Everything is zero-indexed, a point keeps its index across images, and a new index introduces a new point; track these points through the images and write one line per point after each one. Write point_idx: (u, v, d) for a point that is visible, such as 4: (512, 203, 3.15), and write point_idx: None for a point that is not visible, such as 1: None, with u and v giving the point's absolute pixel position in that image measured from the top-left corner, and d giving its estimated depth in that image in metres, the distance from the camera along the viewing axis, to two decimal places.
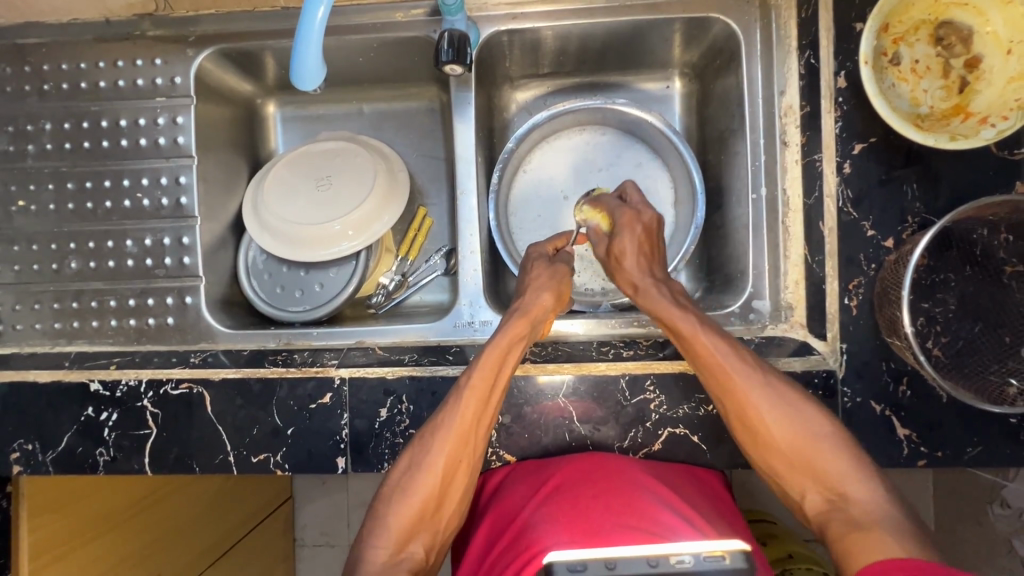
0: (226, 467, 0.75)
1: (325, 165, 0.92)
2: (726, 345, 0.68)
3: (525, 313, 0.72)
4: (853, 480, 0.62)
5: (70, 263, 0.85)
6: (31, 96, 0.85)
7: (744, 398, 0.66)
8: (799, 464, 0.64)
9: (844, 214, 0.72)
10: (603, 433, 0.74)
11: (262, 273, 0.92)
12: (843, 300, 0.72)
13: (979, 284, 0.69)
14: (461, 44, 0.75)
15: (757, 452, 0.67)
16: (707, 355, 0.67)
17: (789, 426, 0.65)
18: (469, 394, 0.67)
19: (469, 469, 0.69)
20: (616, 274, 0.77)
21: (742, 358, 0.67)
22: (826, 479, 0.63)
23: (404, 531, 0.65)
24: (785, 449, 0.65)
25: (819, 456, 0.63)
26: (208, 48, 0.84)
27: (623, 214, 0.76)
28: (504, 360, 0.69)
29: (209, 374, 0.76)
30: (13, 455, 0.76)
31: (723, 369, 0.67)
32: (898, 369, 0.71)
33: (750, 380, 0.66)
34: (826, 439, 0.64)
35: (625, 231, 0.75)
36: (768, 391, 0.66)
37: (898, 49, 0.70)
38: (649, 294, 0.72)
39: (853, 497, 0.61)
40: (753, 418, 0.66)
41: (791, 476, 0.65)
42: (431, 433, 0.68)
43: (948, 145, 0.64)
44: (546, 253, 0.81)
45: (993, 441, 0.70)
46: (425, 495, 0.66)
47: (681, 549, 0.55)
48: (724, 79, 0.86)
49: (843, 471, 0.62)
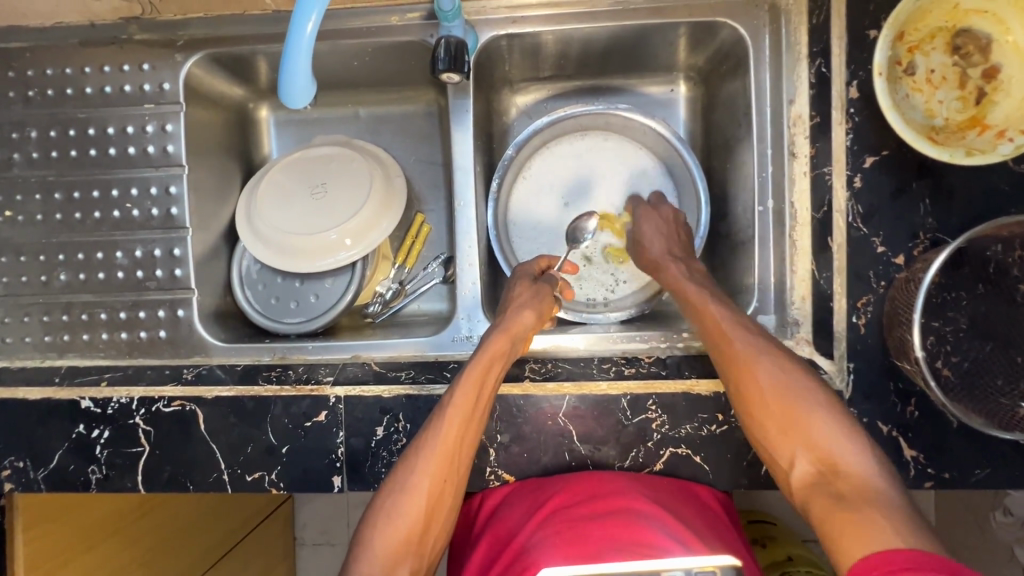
0: (220, 485, 0.73)
1: (319, 171, 0.90)
2: (734, 320, 0.69)
3: (508, 330, 0.71)
4: (844, 448, 0.58)
5: (59, 275, 0.83)
6: (16, 103, 0.83)
7: (743, 366, 0.65)
8: (789, 429, 0.61)
9: (854, 229, 0.70)
10: (604, 452, 0.73)
11: (256, 283, 0.91)
12: (851, 318, 0.71)
13: (990, 303, 0.68)
14: (458, 52, 0.72)
15: (750, 419, 0.64)
16: (714, 321, 0.69)
17: (783, 390, 0.63)
18: (451, 413, 0.66)
19: (454, 489, 0.67)
20: (640, 260, 0.83)
21: (748, 332, 0.67)
22: (816, 447, 0.59)
23: (389, 557, 0.62)
24: (776, 414, 0.62)
25: (807, 422, 0.61)
26: (197, 53, 0.81)
27: (640, 207, 0.86)
28: (486, 378, 0.68)
29: (202, 392, 0.75)
30: (5, 473, 0.74)
31: (723, 330, 0.68)
32: (906, 389, 0.69)
33: (750, 349, 0.66)
34: (819, 405, 0.61)
35: (647, 219, 0.83)
36: (765, 354, 0.65)
37: (913, 58, 0.68)
38: (667, 271, 0.78)
39: (845, 470, 0.57)
40: (751, 385, 0.64)
41: (783, 444, 0.61)
42: (414, 453, 0.66)
43: (964, 160, 0.62)
44: (532, 272, 0.81)
45: (1002, 462, 0.68)
46: (411, 516, 0.64)
47: (674, 564, 0.59)
48: (730, 84, 0.83)
49: (832, 438, 0.59)
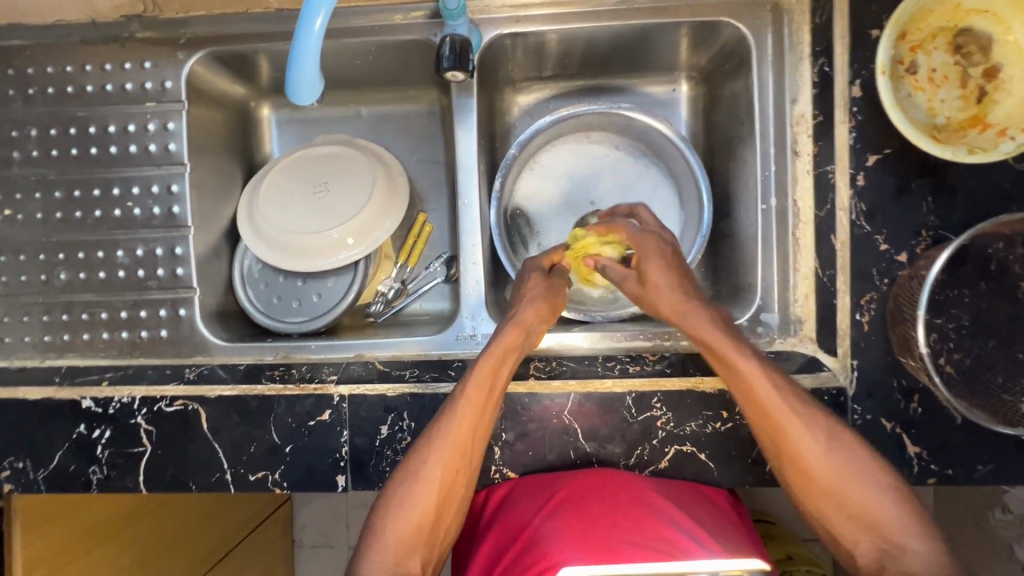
0: (223, 485, 0.73)
1: (322, 171, 0.90)
2: (777, 381, 0.63)
3: (521, 322, 0.71)
4: (907, 529, 0.58)
5: (59, 274, 0.82)
6: (15, 101, 0.82)
7: (795, 441, 0.62)
8: (847, 510, 0.60)
9: (858, 228, 0.70)
10: (609, 450, 0.73)
11: (257, 282, 0.90)
12: (856, 315, 0.71)
13: (992, 300, 0.68)
14: (463, 50, 0.72)
15: (800, 494, 0.63)
16: (761, 393, 0.62)
17: (838, 470, 0.61)
18: (464, 404, 0.66)
19: (465, 482, 0.68)
20: (643, 303, 0.72)
21: (794, 394, 0.63)
22: (883, 531, 0.59)
23: (402, 550, 0.64)
24: (838, 498, 0.60)
25: (878, 507, 0.59)
26: (200, 50, 0.81)
27: (644, 238, 0.73)
28: (498, 370, 0.68)
29: (205, 391, 0.74)
30: (4, 474, 0.74)
31: (769, 407, 0.62)
32: (909, 386, 0.70)
33: (801, 419, 0.62)
34: (878, 487, 0.60)
35: (652, 258, 0.71)
36: (815, 430, 0.61)
37: (915, 57, 0.68)
38: (688, 321, 0.67)
39: (904, 547, 0.58)
40: (808, 464, 0.61)
41: (838, 519, 0.61)
42: (425, 445, 0.67)
43: (966, 159, 0.62)
44: (541, 265, 0.79)
45: (1004, 458, 0.69)
46: (425, 508, 0.65)
47: (700, 567, 0.59)
48: (733, 84, 0.83)
49: (901, 525, 0.58)
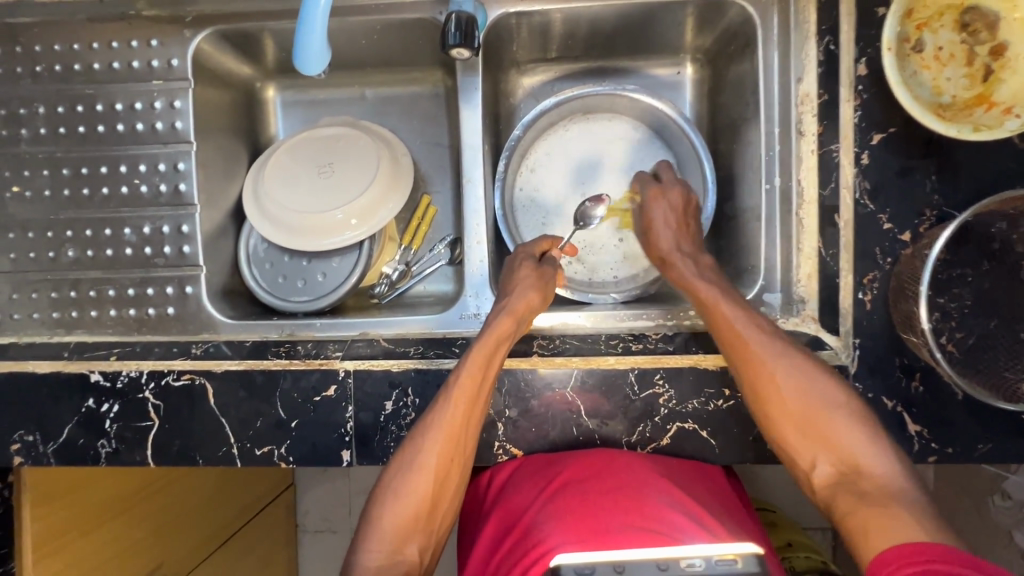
0: (230, 459, 0.74)
1: (327, 151, 0.90)
2: (747, 316, 0.69)
3: (512, 311, 0.72)
4: (864, 446, 0.62)
5: (67, 251, 0.83)
6: (23, 79, 0.83)
7: (762, 368, 0.66)
8: (806, 429, 0.64)
9: (860, 206, 0.71)
10: (611, 427, 0.73)
11: (263, 261, 0.91)
12: (857, 295, 0.71)
13: (996, 279, 0.68)
14: (469, 27, 0.72)
15: (765, 421, 0.67)
16: (732, 325, 0.69)
17: (801, 394, 0.65)
18: (456, 394, 0.67)
19: (460, 470, 0.69)
20: (647, 248, 0.82)
21: (764, 328, 0.68)
22: (838, 448, 0.63)
23: (397, 535, 0.65)
24: (795, 413, 0.65)
25: (833, 427, 0.63)
26: (207, 28, 0.81)
27: (652, 189, 0.82)
28: (491, 359, 0.69)
29: (211, 366, 0.75)
30: (14, 447, 0.75)
31: (740, 333, 0.68)
32: (911, 364, 0.70)
33: (768, 349, 0.67)
34: (845, 418, 0.63)
35: (654, 203, 0.81)
36: (777, 352, 0.67)
37: (921, 35, 0.68)
38: (678, 268, 0.77)
39: (866, 469, 0.61)
40: (766, 385, 0.66)
41: (799, 441, 0.65)
42: (419, 434, 0.68)
43: (971, 136, 0.62)
44: (532, 253, 0.81)
45: (1004, 437, 0.69)
46: (420, 496, 0.66)
47: (691, 551, 0.55)
48: (738, 64, 0.83)
49: (858, 445, 0.62)
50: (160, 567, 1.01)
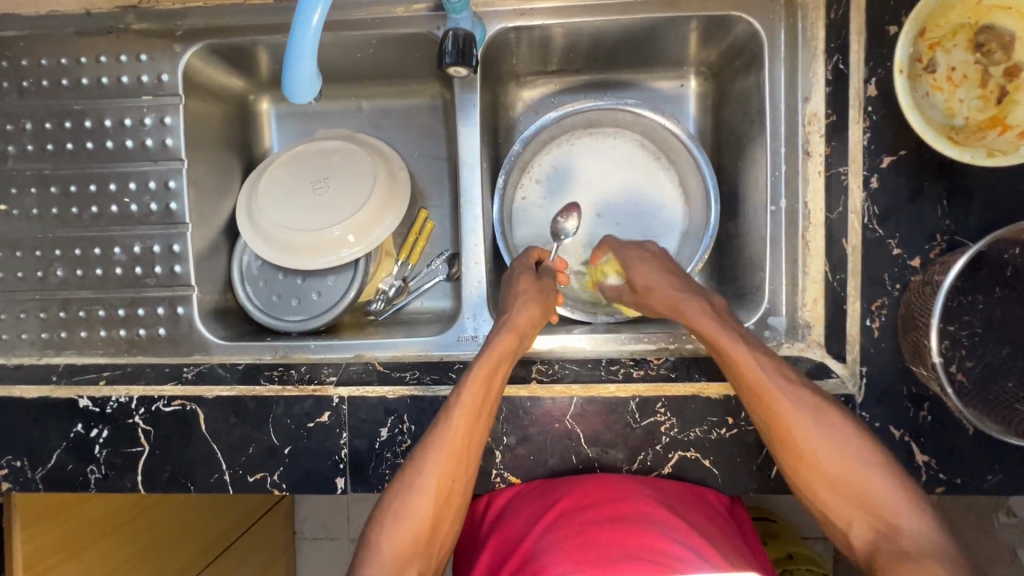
0: (221, 486, 0.72)
1: (322, 166, 0.88)
2: (773, 366, 0.64)
3: (514, 327, 0.70)
4: (905, 508, 0.57)
5: (56, 270, 0.81)
6: (10, 94, 0.81)
7: (796, 428, 0.61)
8: (835, 485, 0.60)
9: (869, 231, 0.69)
10: (611, 455, 0.72)
11: (256, 279, 0.89)
12: (864, 321, 0.69)
13: (1008, 306, 0.67)
14: (466, 45, 0.70)
15: (800, 479, 0.62)
16: (754, 376, 0.64)
17: (835, 451, 0.60)
18: (458, 413, 0.66)
19: (461, 491, 0.67)
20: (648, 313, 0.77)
21: (788, 377, 0.64)
22: (876, 509, 0.58)
23: (395, 562, 0.62)
24: (831, 474, 0.60)
25: (870, 485, 0.59)
26: (197, 43, 0.79)
27: (629, 252, 0.76)
28: (493, 376, 0.67)
29: (202, 391, 0.73)
30: (2, 472, 0.73)
31: (767, 387, 0.63)
32: (919, 393, 0.68)
33: (796, 403, 0.62)
34: (878, 473, 0.59)
35: (633, 264, 0.75)
36: (807, 406, 0.62)
37: (934, 55, 0.66)
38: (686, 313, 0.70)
39: (903, 529, 0.56)
40: (799, 442, 0.61)
41: (836, 501, 0.60)
42: (420, 454, 0.66)
43: (984, 162, 0.60)
44: (529, 264, 0.78)
45: (1015, 467, 0.67)
46: (421, 517, 0.64)
47: None
48: (744, 80, 0.81)
49: (892, 502, 0.58)
50: None
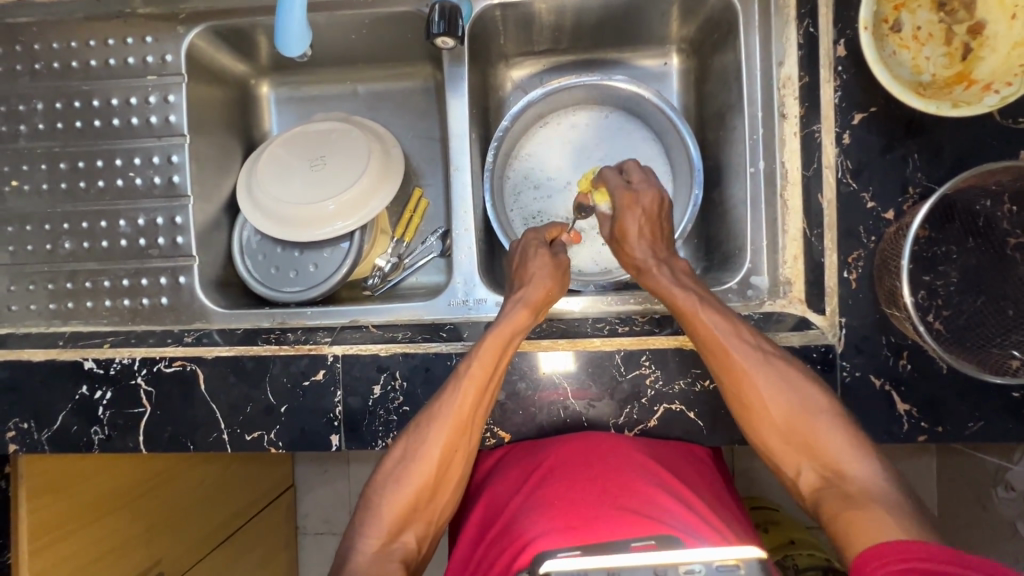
0: (220, 445, 0.75)
1: (318, 145, 0.91)
2: (726, 322, 0.67)
3: (529, 303, 0.71)
4: (850, 456, 0.62)
5: (64, 243, 0.85)
6: (22, 77, 0.85)
7: (747, 380, 0.66)
8: (796, 441, 0.64)
9: (843, 185, 0.71)
10: (598, 409, 0.73)
11: (256, 252, 0.92)
12: (842, 273, 0.71)
13: (982, 256, 0.68)
14: (453, 16, 0.73)
15: (753, 431, 0.67)
16: (706, 333, 0.67)
17: (783, 401, 0.65)
18: (466, 384, 0.67)
19: (465, 459, 0.69)
20: (621, 255, 0.76)
21: (736, 330, 0.67)
22: (824, 457, 0.63)
23: (396, 522, 0.66)
24: (782, 424, 0.65)
25: (816, 433, 0.63)
26: (199, 25, 0.83)
27: (622, 195, 0.74)
28: (505, 349, 0.69)
29: (201, 352, 0.76)
30: (9, 434, 0.76)
31: (721, 344, 0.66)
32: (898, 343, 0.70)
33: (749, 357, 0.66)
34: (827, 423, 0.63)
35: (625, 213, 0.74)
36: (758, 360, 0.66)
37: (900, 16, 0.69)
38: (652, 274, 0.73)
39: (848, 474, 0.61)
40: (750, 395, 0.66)
41: (785, 448, 0.65)
42: (424, 425, 0.68)
43: (949, 112, 0.62)
44: (544, 238, 0.80)
45: (995, 415, 0.68)
46: (421, 485, 0.67)
47: (691, 555, 0.48)
48: (722, 53, 0.84)
49: (838, 448, 0.62)
50: (156, 564, 1.01)
